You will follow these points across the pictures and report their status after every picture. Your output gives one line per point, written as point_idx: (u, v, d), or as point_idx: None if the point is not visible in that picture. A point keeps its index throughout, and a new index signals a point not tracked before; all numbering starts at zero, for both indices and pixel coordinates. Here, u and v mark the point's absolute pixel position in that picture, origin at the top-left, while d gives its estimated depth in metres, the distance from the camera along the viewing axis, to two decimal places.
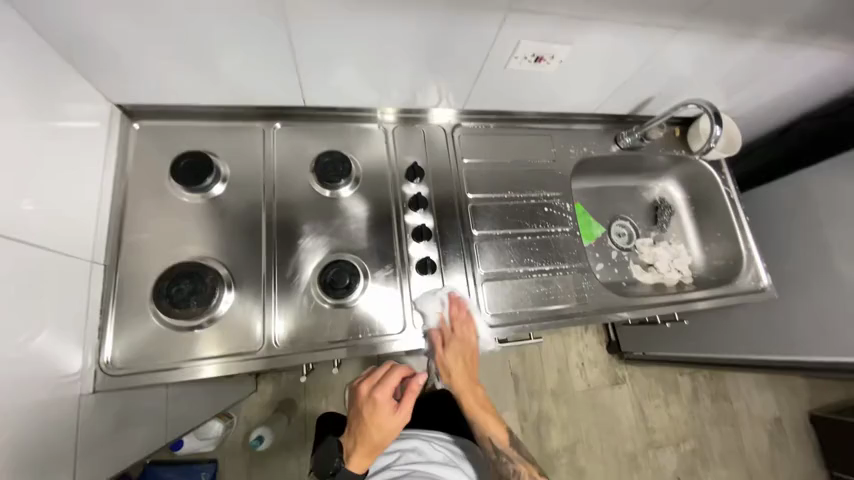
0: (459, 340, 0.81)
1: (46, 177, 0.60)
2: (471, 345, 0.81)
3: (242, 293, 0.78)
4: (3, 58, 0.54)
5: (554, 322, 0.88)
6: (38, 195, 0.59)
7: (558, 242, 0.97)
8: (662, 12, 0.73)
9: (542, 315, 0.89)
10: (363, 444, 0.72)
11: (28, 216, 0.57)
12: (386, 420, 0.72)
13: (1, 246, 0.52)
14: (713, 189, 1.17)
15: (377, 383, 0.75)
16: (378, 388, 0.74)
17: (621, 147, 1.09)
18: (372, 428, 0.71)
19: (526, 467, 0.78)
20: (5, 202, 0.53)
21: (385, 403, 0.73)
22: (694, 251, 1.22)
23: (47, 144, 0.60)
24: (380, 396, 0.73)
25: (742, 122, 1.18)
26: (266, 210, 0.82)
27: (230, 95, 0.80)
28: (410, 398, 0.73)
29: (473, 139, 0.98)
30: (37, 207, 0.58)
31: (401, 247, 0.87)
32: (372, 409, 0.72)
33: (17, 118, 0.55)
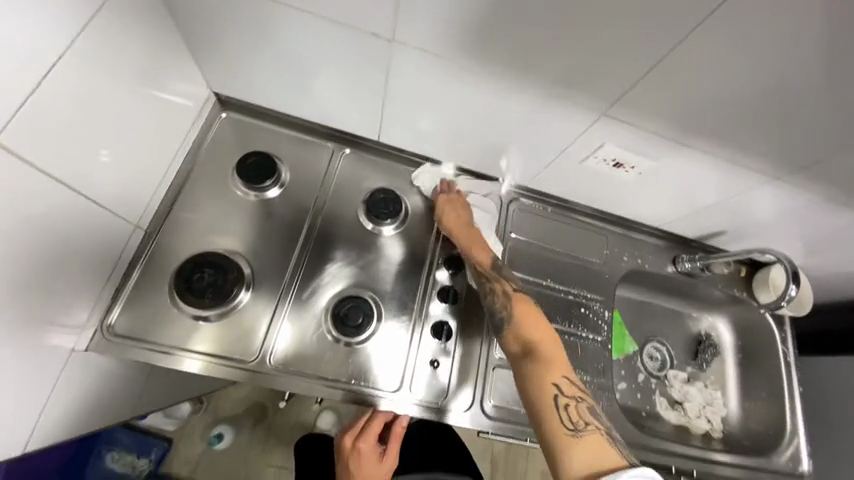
0: (453, 196, 0.87)
1: (129, 135, 0.64)
2: (465, 210, 0.86)
3: (257, 299, 0.76)
4: (129, 26, 0.59)
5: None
6: (117, 149, 0.62)
7: (586, 348, 0.90)
8: (761, 157, 0.69)
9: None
10: None
11: (101, 165, 0.60)
12: (375, 470, 0.70)
13: (66, 185, 0.54)
14: (769, 344, 1.08)
15: (360, 430, 0.72)
16: (361, 438, 0.71)
17: (677, 270, 1.03)
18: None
19: (504, 288, 0.77)
20: (84, 150, 0.56)
21: (372, 454, 0.70)
22: (733, 405, 1.08)
23: (140, 107, 0.65)
24: (367, 447, 0.70)
25: (817, 284, 1.09)
26: (308, 225, 0.83)
27: (316, 113, 0.83)
28: (396, 444, 0.72)
29: (527, 217, 0.96)
30: (112, 159, 0.62)
31: (424, 302, 0.83)
32: (359, 461, 0.69)
33: (122, 78, 0.60)
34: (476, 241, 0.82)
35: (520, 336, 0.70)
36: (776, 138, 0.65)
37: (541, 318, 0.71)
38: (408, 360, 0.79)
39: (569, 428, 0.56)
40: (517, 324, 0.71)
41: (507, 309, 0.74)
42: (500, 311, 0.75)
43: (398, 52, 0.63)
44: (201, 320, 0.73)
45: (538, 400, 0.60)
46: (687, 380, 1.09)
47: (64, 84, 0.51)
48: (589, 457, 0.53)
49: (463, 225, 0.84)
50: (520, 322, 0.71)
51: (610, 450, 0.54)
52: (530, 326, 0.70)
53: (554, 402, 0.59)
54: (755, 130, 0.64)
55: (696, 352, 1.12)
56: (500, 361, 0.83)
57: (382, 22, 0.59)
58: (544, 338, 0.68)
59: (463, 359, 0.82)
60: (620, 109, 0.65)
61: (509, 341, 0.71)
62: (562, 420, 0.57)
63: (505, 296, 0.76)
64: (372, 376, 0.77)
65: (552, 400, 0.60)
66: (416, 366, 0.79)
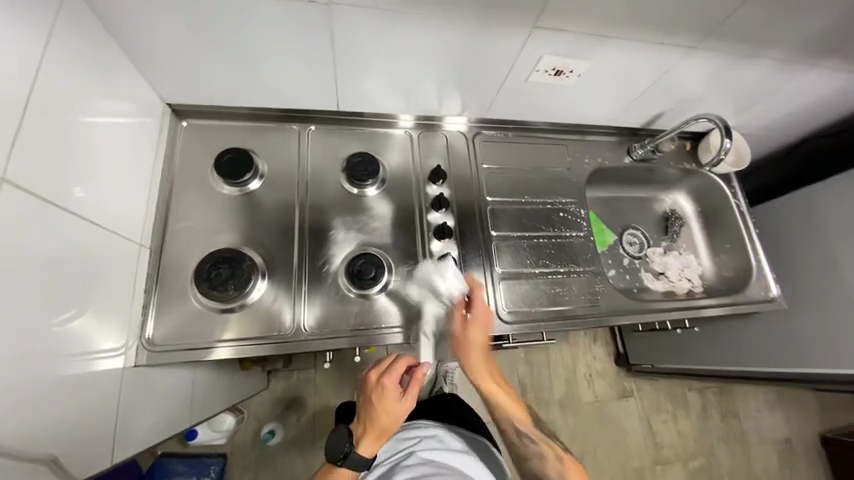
0: (473, 313, 0.80)
1: (96, 167, 0.64)
2: (488, 335, 0.80)
3: (275, 282, 0.82)
4: (69, 55, 0.59)
5: (567, 322, 0.92)
6: (89, 184, 0.63)
7: (573, 245, 1.01)
8: (674, 33, 0.79)
9: (557, 314, 0.93)
10: (374, 428, 0.69)
11: (80, 202, 0.61)
12: (396, 406, 0.70)
13: (56, 224, 0.56)
14: (723, 203, 1.20)
15: (386, 369, 0.72)
16: (389, 373, 0.71)
17: (633, 159, 1.14)
18: (381, 414, 0.69)
19: (551, 448, 0.73)
20: (59, 188, 0.57)
21: (393, 392, 0.70)
22: (705, 262, 1.24)
23: (99, 136, 0.65)
24: (390, 383, 0.70)
25: (751, 139, 1.23)
26: (299, 205, 0.88)
27: (273, 98, 0.87)
28: (417, 386, 0.71)
29: (493, 147, 1.04)
30: (87, 194, 0.62)
31: (424, 243, 0.91)
32: (381, 396, 0.70)
33: (71, 111, 0.59)
34: (503, 396, 0.77)
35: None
36: (682, 12, 0.74)
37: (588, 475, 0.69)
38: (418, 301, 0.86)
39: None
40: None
41: (557, 470, 0.68)
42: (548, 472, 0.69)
43: (335, 14, 0.67)
44: (232, 310, 0.78)
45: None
46: (663, 253, 1.23)
47: (27, 127, 0.51)
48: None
49: (482, 352, 0.78)
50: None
51: None
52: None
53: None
54: (664, 9, 0.73)
55: (666, 227, 1.26)
56: (503, 274, 0.94)
57: None
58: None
59: None
60: (547, 18, 0.72)
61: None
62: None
63: (554, 461, 0.70)
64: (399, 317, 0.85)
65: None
66: None
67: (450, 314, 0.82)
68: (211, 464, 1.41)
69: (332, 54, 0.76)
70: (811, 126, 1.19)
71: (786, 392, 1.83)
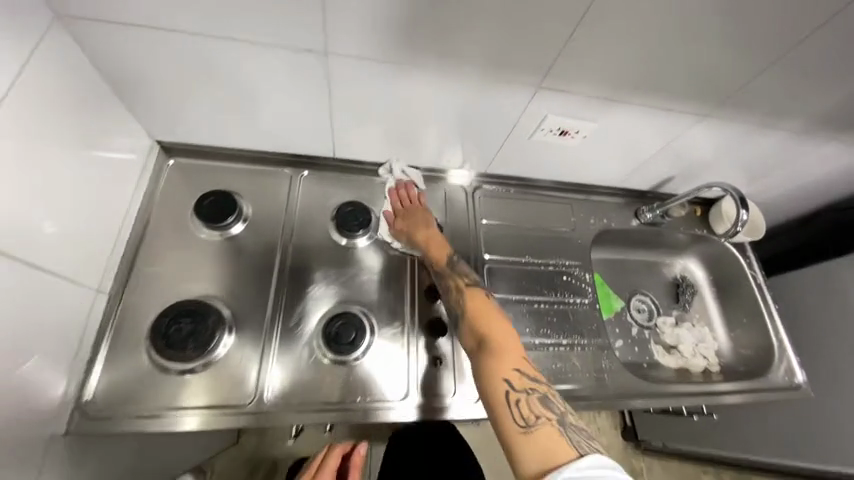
0: (413, 201, 0.88)
1: (69, 202, 0.59)
2: (427, 220, 0.84)
3: (243, 338, 0.73)
4: (58, 88, 0.57)
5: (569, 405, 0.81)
6: (59, 218, 0.58)
7: (577, 314, 0.93)
8: (686, 100, 0.76)
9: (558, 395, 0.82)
10: None
11: (45, 238, 0.55)
12: None
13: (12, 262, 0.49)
14: (737, 273, 1.13)
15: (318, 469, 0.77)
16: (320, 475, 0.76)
17: (641, 222, 1.08)
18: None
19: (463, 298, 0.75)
20: (27, 222, 0.52)
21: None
22: (720, 336, 1.14)
23: (87, 170, 0.63)
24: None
25: (764, 207, 1.18)
26: (280, 254, 0.81)
27: (265, 140, 0.83)
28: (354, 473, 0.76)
29: (494, 202, 0.99)
30: (57, 229, 0.57)
31: (412, 304, 0.82)
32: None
33: (50, 143, 0.55)
34: (435, 241, 0.82)
35: (475, 333, 0.70)
36: (695, 80, 0.71)
37: (498, 316, 0.71)
38: (409, 371, 0.77)
39: (522, 425, 0.56)
40: (473, 321, 0.71)
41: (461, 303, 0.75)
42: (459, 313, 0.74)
43: (332, 63, 0.65)
44: (188, 373, 0.69)
45: (493, 395, 0.60)
46: (675, 324, 1.14)
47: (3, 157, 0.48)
48: (539, 452, 0.52)
49: (419, 231, 0.83)
50: (476, 318, 0.71)
51: (562, 441, 0.53)
52: (484, 323, 0.70)
53: (507, 400, 0.59)
54: (676, 77, 0.70)
55: (677, 295, 1.18)
56: None
57: (313, 36, 0.60)
58: (500, 334, 0.68)
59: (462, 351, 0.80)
60: (553, 80, 0.69)
61: (466, 340, 0.71)
62: (514, 418, 0.57)
63: (460, 291, 0.76)
64: (378, 390, 0.74)
65: (505, 399, 0.59)
66: (419, 370, 0.78)
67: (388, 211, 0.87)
68: None
69: (330, 102, 0.73)
70: (826, 199, 1.14)
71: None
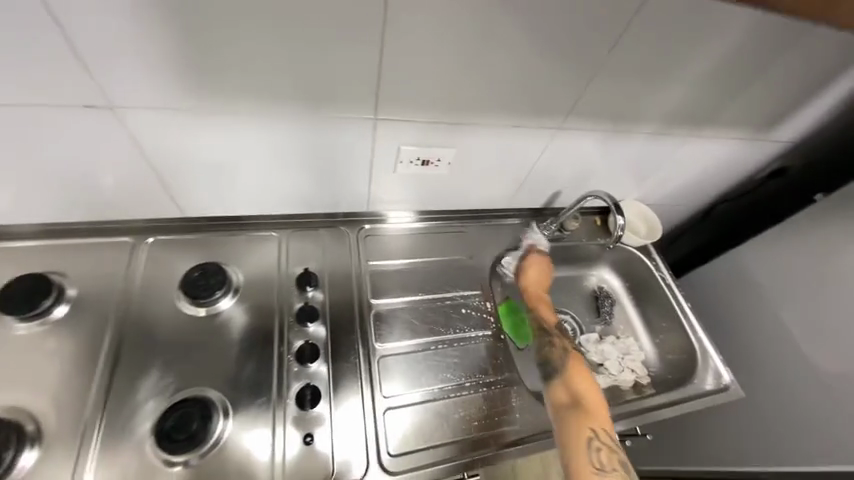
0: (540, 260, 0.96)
1: None
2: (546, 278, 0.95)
3: (50, 451, 0.60)
4: None
5: (473, 460, 0.70)
6: None
7: (479, 350, 0.85)
8: (534, 114, 0.75)
9: (462, 449, 0.71)
10: None
11: None
12: None
13: None
14: (648, 276, 1.12)
15: None
16: None
17: (542, 240, 1.05)
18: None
19: (563, 346, 0.80)
20: None
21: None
22: (646, 345, 1.10)
23: None
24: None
25: (661, 208, 1.20)
26: (109, 340, 0.69)
27: (95, 211, 0.74)
28: None
29: (381, 241, 0.93)
30: None
31: (281, 372, 0.71)
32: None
33: None
34: (541, 303, 0.89)
35: (569, 385, 0.72)
36: (531, 92, 0.71)
37: (591, 377, 0.75)
38: (273, 460, 0.64)
39: (597, 471, 0.61)
40: (571, 375, 0.74)
41: (562, 356, 0.77)
42: (554, 361, 0.77)
43: (126, 116, 0.59)
44: None
45: (575, 439, 0.64)
46: (599, 339, 1.08)
47: None
48: None
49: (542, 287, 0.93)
50: (574, 374, 0.74)
51: None
52: (579, 378, 0.73)
53: (589, 451, 0.63)
54: (512, 92, 0.70)
55: (598, 308, 1.13)
56: (389, 400, 0.74)
57: (89, 91, 0.55)
58: (593, 390, 0.72)
59: (344, 420, 0.70)
60: (384, 110, 0.67)
61: (555, 390, 0.73)
62: (590, 464, 0.62)
63: (563, 349, 0.78)
64: None
65: (584, 447, 0.64)
66: (287, 451, 0.65)
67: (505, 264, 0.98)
68: None
69: (148, 160, 0.67)
70: (714, 193, 1.18)
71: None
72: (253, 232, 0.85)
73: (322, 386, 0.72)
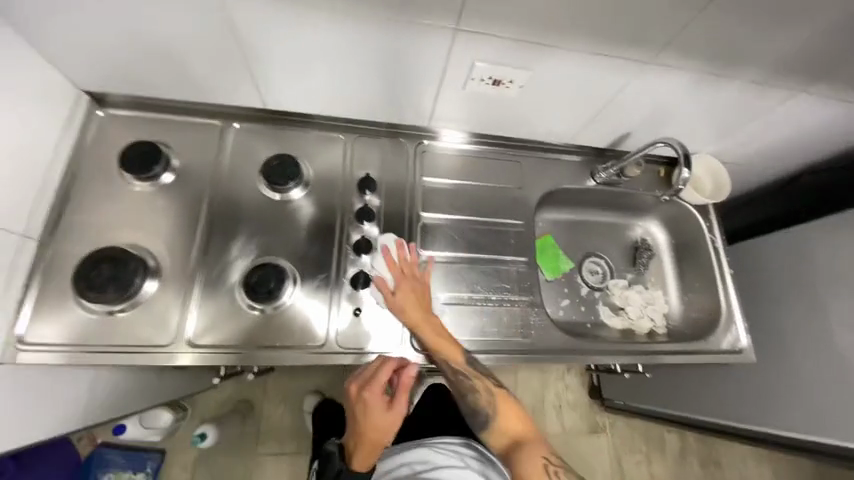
0: (415, 274, 0.82)
1: None
2: (424, 290, 0.81)
3: (166, 283, 0.78)
4: None
5: (486, 356, 0.84)
6: None
7: (511, 273, 0.93)
8: (625, 42, 0.70)
9: (476, 346, 0.85)
10: (364, 442, 0.73)
11: None
12: (379, 418, 0.72)
13: None
14: (697, 235, 1.09)
15: (365, 381, 0.73)
16: (367, 386, 0.72)
17: (597, 183, 1.04)
18: (370, 428, 0.72)
19: (484, 382, 0.77)
20: None
21: (380, 404, 0.72)
22: (672, 299, 1.12)
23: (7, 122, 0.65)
24: (373, 397, 0.72)
25: (738, 168, 1.11)
26: (204, 207, 0.83)
27: (192, 91, 0.82)
28: (403, 392, 0.73)
29: (437, 158, 0.96)
30: None
31: (339, 258, 0.84)
32: (366, 406, 0.72)
33: None
34: (449, 345, 0.76)
35: (503, 432, 0.75)
36: (629, 15, 0.65)
37: (516, 404, 0.77)
38: (328, 323, 0.80)
39: None
40: (499, 418, 0.75)
41: (488, 401, 0.76)
42: (483, 409, 0.76)
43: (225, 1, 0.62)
44: (114, 315, 0.74)
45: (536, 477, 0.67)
46: (627, 286, 1.12)
47: None
48: None
49: (419, 307, 0.78)
50: (502, 418, 0.75)
51: None
52: (510, 419, 0.75)
53: None
54: (606, 13, 0.64)
55: (634, 258, 1.15)
56: None
57: None
58: (526, 425, 0.75)
59: (386, 305, 0.83)
60: (467, 21, 0.66)
61: (493, 438, 0.75)
62: None
63: (487, 391, 0.77)
64: (296, 336, 0.78)
65: None
66: (339, 318, 0.80)
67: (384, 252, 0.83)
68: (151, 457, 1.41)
69: (241, 49, 0.71)
70: (805, 160, 1.07)
71: (747, 447, 1.90)
72: (322, 131, 0.92)
73: (372, 275, 0.84)
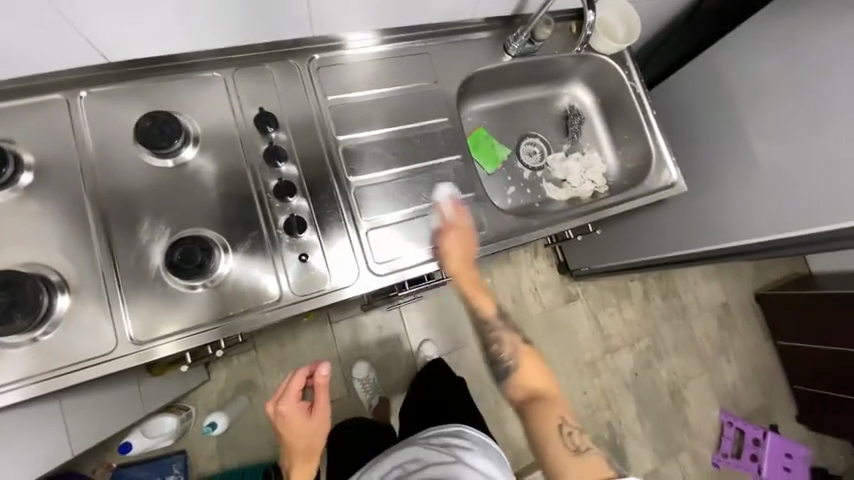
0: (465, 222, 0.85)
1: None
2: (466, 249, 0.84)
3: (82, 293, 0.69)
4: None
5: (444, 260, 0.84)
6: None
7: (449, 174, 0.91)
8: None
9: (431, 254, 0.85)
10: (297, 448, 0.87)
11: None
12: (301, 425, 0.85)
13: None
14: (619, 86, 1.08)
15: (279, 398, 0.85)
16: (282, 402, 0.84)
17: (513, 56, 0.98)
18: (295, 435, 0.86)
19: (510, 338, 0.89)
20: None
21: (298, 413, 0.85)
22: (608, 157, 1.15)
23: None
24: (290, 409, 0.84)
25: (646, 5, 1.08)
26: (90, 201, 0.72)
27: (5, 66, 0.65)
28: (319, 395, 0.85)
29: (337, 71, 0.85)
30: None
31: (265, 209, 0.77)
32: (287, 417, 0.84)
33: None
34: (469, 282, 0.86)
35: (524, 385, 0.84)
36: None
37: (537, 362, 0.86)
38: (278, 278, 0.76)
39: (573, 451, 0.76)
40: (521, 371, 0.85)
41: (511, 355, 0.86)
42: (506, 360, 0.86)
43: None
44: (36, 341, 0.67)
45: (547, 433, 0.78)
46: (565, 157, 1.13)
47: None
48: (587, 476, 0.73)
49: (465, 260, 0.84)
50: (523, 370, 0.85)
51: (607, 468, 0.75)
52: (530, 374, 0.84)
53: (564, 437, 0.78)
54: None
55: (566, 128, 1.15)
56: (369, 224, 0.83)
57: None
58: (545, 382, 0.84)
59: (332, 242, 0.80)
60: None
61: (513, 385, 0.85)
62: (564, 447, 0.76)
63: (512, 346, 0.87)
64: (249, 301, 0.75)
65: (556, 433, 0.78)
66: (287, 270, 0.77)
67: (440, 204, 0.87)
68: (172, 462, 1.43)
69: None
70: None
71: (696, 271, 2.18)
72: (194, 74, 0.78)
73: (308, 216, 0.79)
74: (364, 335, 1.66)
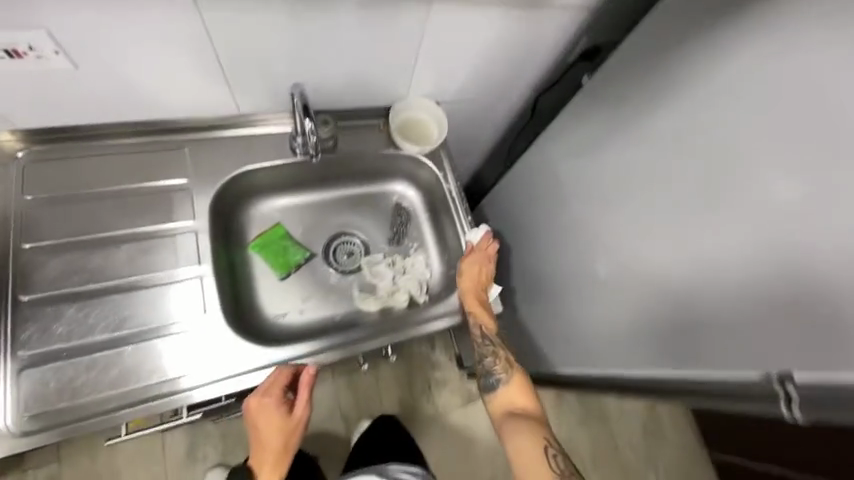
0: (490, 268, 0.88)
1: None
2: (487, 270, 0.88)
3: None
4: None
5: (118, 414, 0.66)
6: None
7: (177, 293, 0.73)
8: None
9: (104, 402, 0.66)
10: (269, 445, 0.73)
11: None
12: (288, 419, 0.72)
13: None
14: (435, 187, 0.97)
15: (264, 391, 0.70)
16: (267, 395, 0.70)
17: (304, 155, 0.85)
18: (271, 431, 0.72)
19: (502, 358, 0.84)
20: None
21: (278, 411, 0.71)
22: (434, 261, 0.99)
23: None
24: (273, 404, 0.70)
25: (471, 106, 0.99)
26: None
27: None
28: (306, 392, 0.71)
29: (53, 167, 0.73)
30: None
31: None
32: (262, 415, 0.71)
33: None
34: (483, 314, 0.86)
35: (502, 405, 0.83)
36: None
37: (526, 385, 0.84)
38: None
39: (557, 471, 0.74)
40: (507, 393, 0.83)
41: (503, 369, 0.84)
42: (498, 374, 0.84)
43: None
44: None
45: (531, 457, 0.75)
46: (383, 260, 0.97)
47: None
48: None
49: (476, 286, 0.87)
50: (515, 386, 0.83)
51: None
52: (517, 396, 0.83)
53: (547, 458, 0.75)
54: None
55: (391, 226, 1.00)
56: (24, 361, 0.65)
57: None
58: (531, 403, 0.82)
59: None
60: None
61: (501, 396, 0.83)
62: (549, 466, 0.74)
63: (506, 362, 0.84)
64: None
65: (542, 452, 0.75)
66: None
67: (483, 236, 0.90)
68: None
69: None
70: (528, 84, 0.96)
71: None
72: None
73: None
74: (203, 446, 1.28)
